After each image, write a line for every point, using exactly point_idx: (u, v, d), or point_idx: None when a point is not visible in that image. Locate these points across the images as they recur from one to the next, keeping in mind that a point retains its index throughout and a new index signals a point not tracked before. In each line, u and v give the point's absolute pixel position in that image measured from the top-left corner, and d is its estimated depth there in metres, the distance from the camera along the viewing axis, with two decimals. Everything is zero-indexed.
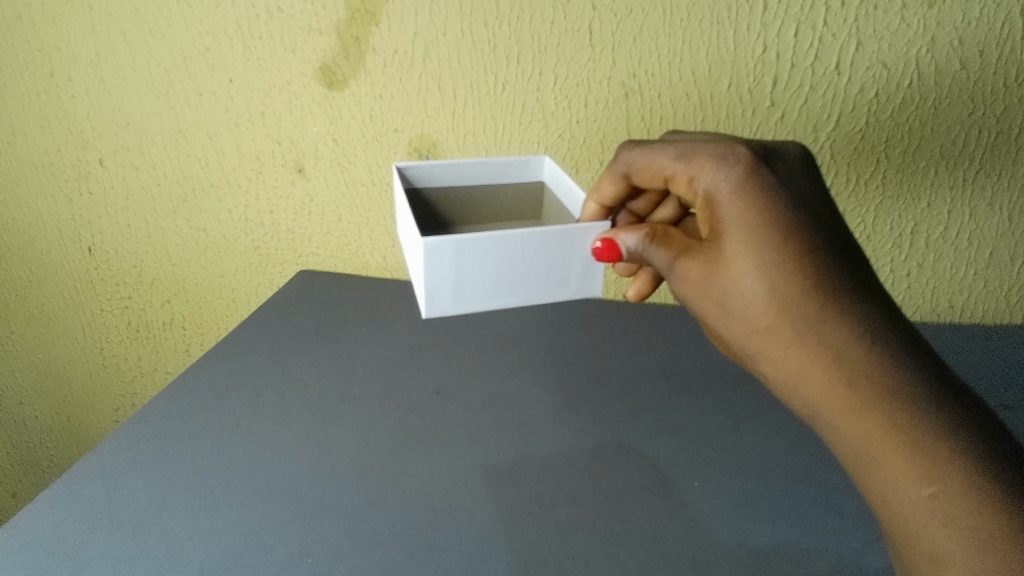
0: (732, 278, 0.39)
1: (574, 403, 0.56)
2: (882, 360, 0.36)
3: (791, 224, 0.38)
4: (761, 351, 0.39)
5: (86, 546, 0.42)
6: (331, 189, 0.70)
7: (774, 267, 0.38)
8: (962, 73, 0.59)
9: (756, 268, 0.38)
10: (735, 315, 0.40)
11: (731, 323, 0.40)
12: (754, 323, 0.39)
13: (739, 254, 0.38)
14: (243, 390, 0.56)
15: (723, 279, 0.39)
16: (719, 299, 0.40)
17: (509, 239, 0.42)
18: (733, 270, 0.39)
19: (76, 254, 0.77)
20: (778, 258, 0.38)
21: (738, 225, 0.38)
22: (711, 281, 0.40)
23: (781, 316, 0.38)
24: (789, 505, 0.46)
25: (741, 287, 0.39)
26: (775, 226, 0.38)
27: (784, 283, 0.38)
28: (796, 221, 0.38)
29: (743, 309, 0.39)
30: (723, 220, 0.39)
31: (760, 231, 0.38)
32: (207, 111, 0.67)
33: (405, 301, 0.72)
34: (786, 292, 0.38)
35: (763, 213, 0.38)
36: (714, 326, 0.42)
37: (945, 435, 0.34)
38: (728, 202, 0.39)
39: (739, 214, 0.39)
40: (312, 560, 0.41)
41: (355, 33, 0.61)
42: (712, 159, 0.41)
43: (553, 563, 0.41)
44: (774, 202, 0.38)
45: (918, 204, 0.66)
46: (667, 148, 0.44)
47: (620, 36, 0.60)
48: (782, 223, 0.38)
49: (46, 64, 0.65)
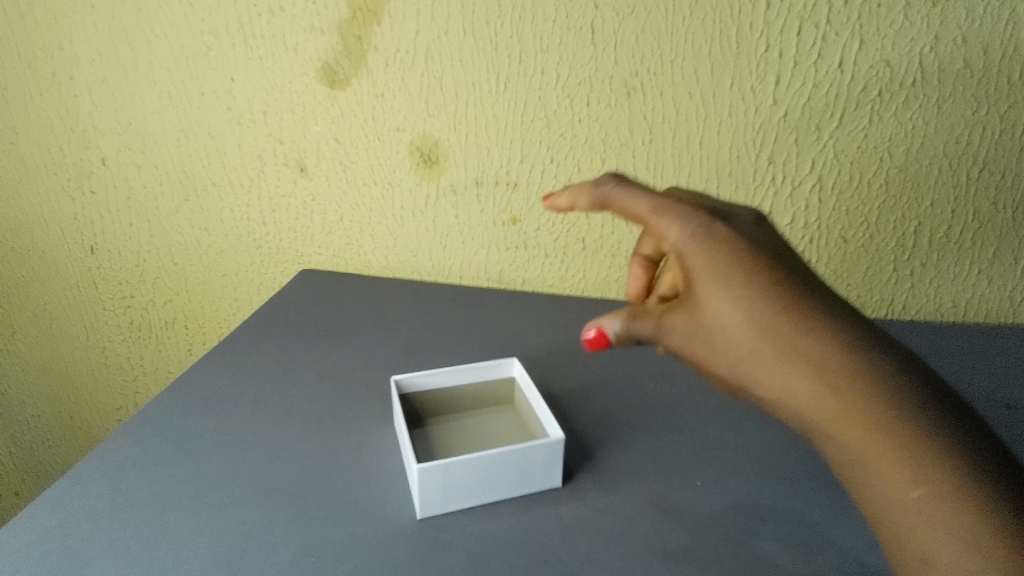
0: (710, 320, 0.38)
1: (576, 403, 0.56)
2: (863, 374, 0.35)
3: (754, 258, 0.38)
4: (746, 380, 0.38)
5: (86, 547, 0.41)
6: (333, 188, 0.70)
7: (747, 300, 0.37)
8: (966, 71, 0.59)
9: (728, 304, 0.38)
10: (716, 353, 0.39)
11: (713, 362, 0.39)
12: (736, 356, 0.38)
13: (711, 297, 0.38)
14: (246, 388, 0.57)
15: (701, 322, 0.39)
16: (701, 341, 0.39)
17: (525, 464, 0.44)
18: (707, 311, 0.38)
19: (79, 253, 0.78)
20: (747, 291, 0.37)
21: (705, 270, 0.38)
22: (691, 327, 0.39)
23: (759, 343, 0.37)
24: (797, 507, 0.45)
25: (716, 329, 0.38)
26: (740, 263, 0.38)
27: (757, 312, 0.37)
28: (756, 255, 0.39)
29: (723, 344, 0.38)
30: (692, 269, 0.39)
31: (728, 269, 0.38)
32: (209, 111, 0.67)
33: (408, 301, 0.71)
34: (761, 319, 0.37)
35: (727, 256, 0.38)
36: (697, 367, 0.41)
37: (933, 443, 0.33)
38: (693, 251, 0.39)
39: (705, 259, 0.38)
40: (315, 559, 0.40)
41: (356, 32, 0.62)
42: (676, 213, 0.40)
43: (556, 562, 0.40)
44: (734, 244, 0.38)
45: (921, 203, 0.65)
46: (633, 197, 0.42)
47: (622, 35, 0.60)
48: (746, 260, 0.38)
49: (49, 63, 0.67)
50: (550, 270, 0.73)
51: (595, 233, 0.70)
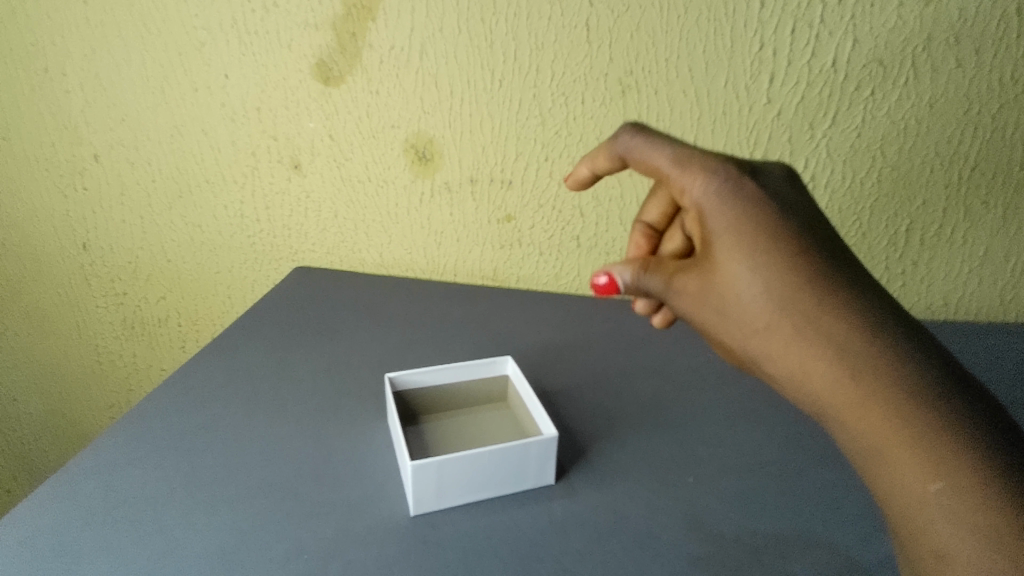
0: (728, 284, 0.39)
1: (569, 401, 0.56)
2: (884, 352, 0.35)
3: (780, 227, 0.38)
4: (762, 349, 0.39)
5: (80, 544, 0.41)
6: (328, 185, 0.70)
7: (768, 268, 0.38)
8: (959, 70, 0.59)
9: (748, 270, 0.38)
10: (733, 319, 0.40)
11: (730, 328, 0.40)
12: (753, 324, 0.39)
13: (731, 260, 0.38)
14: (240, 386, 0.57)
15: (719, 286, 0.39)
16: (718, 306, 0.40)
17: (519, 460, 0.44)
18: (726, 276, 0.39)
19: (71, 250, 0.77)
20: (770, 258, 0.38)
21: (728, 234, 0.39)
22: (708, 291, 0.40)
23: (778, 311, 0.38)
24: (789, 504, 0.45)
25: (733, 291, 0.39)
26: (764, 230, 0.38)
27: (778, 281, 0.37)
28: (783, 222, 0.39)
29: (741, 311, 0.39)
30: (713, 231, 0.39)
31: (750, 234, 0.38)
32: (203, 108, 0.67)
33: (403, 299, 0.71)
34: (782, 288, 0.37)
35: (752, 219, 0.38)
36: (714, 333, 0.42)
37: (949, 427, 0.33)
38: (718, 212, 0.39)
39: (728, 223, 0.39)
40: (310, 556, 0.40)
41: (351, 29, 0.62)
42: (702, 170, 0.40)
43: (549, 559, 0.40)
44: (761, 210, 0.39)
45: (913, 201, 0.66)
46: (662, 149, 0.42)
47: (617, 33, 0.60)
48: (772, 226, 0.38)
49: (41, 59, 0.66)
50: (544, 268, 0.73)
51: (589, 231, 0.70)
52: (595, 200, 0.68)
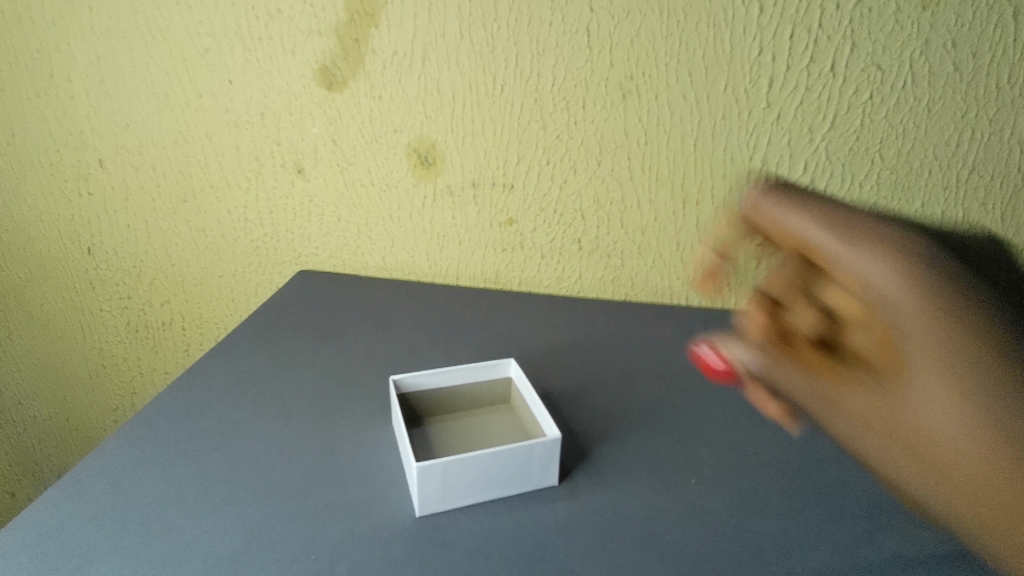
0: (910, 407, 0.30)
1: (572, 403, 0.56)
2: None
3: (987, 335, 0.28)
4: (956, 501, 0.29)
5: (90, 546, 0.41)
6: (331, 189, 0.71)
7: (973, 392, 0.28)
8: (956, 74, 0.60)
9: (942, 394, 0.28)
10: (916, 453, 0.30)
11: (912, 463, 0.30)
12: (947, 464, 0.29)
13: (917, 375, 0.29)
14: (246, 388, 0.57)
15: (897, 409, 0.30)
16: (895, 433, 0.30)
17: (523, 462, 0.45)
18: (908, 396, 0.30)
19: (76, 254, 0.78)
20: (976, 378, 0.28)
21: (913, 339, 0.29)
22: (880, 413, 0.31)
23: (986, 452, 0.27)
24: (791, 505, 0.45)
25: (916, 414, 0.29)
26: (965, 336, 0.28)
27: (986, 411, 0.27)
28: (988, 324, 0.28)
29: (929, 445, 0.29)
30: (893, 330, 0.30)
31: (945, 341, 0.28)
32: (206, 113, 0.68)
33: (406, 302, 0.72)
34: (993, 421, 0.27)
35: (954, 322, 0.28)
36: (882, 465, 0.32)
37: None
38: (898, 305, 0.29)
39: (911, 318, 0.29)
40: (316, 557, 0.41)
41: (354, 34, 0.62)
42: (874, 247, 0.31)
43: (553, 559, 0.41)
44: (962, 308, 0.29)
45: (912, 204, 0.66)
46: (821, 217, 0.33)
47: (617, 38, 0.61)
48: (981, 335, 0.28)
49: (46, 65, 0.67)
50: (546, 271, 0.74)
51: (591, 234, 0.70)
52: (596, 204, 0.69)
